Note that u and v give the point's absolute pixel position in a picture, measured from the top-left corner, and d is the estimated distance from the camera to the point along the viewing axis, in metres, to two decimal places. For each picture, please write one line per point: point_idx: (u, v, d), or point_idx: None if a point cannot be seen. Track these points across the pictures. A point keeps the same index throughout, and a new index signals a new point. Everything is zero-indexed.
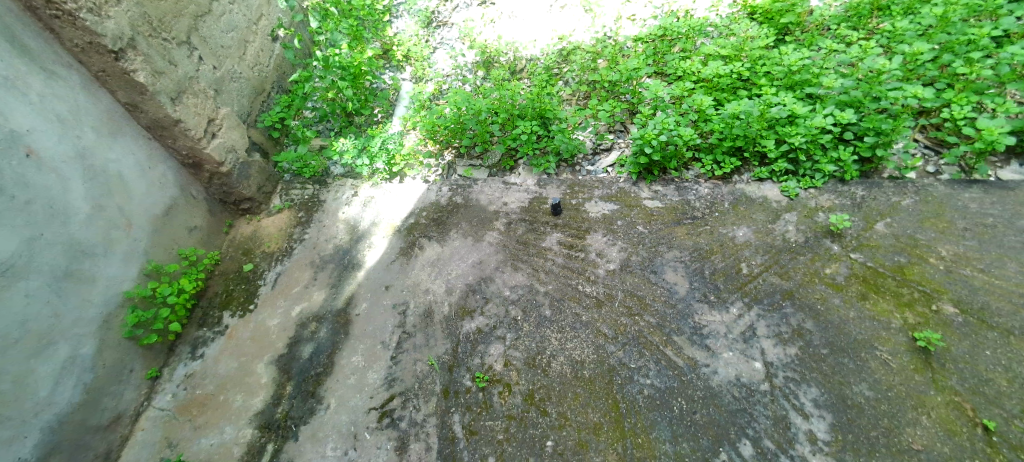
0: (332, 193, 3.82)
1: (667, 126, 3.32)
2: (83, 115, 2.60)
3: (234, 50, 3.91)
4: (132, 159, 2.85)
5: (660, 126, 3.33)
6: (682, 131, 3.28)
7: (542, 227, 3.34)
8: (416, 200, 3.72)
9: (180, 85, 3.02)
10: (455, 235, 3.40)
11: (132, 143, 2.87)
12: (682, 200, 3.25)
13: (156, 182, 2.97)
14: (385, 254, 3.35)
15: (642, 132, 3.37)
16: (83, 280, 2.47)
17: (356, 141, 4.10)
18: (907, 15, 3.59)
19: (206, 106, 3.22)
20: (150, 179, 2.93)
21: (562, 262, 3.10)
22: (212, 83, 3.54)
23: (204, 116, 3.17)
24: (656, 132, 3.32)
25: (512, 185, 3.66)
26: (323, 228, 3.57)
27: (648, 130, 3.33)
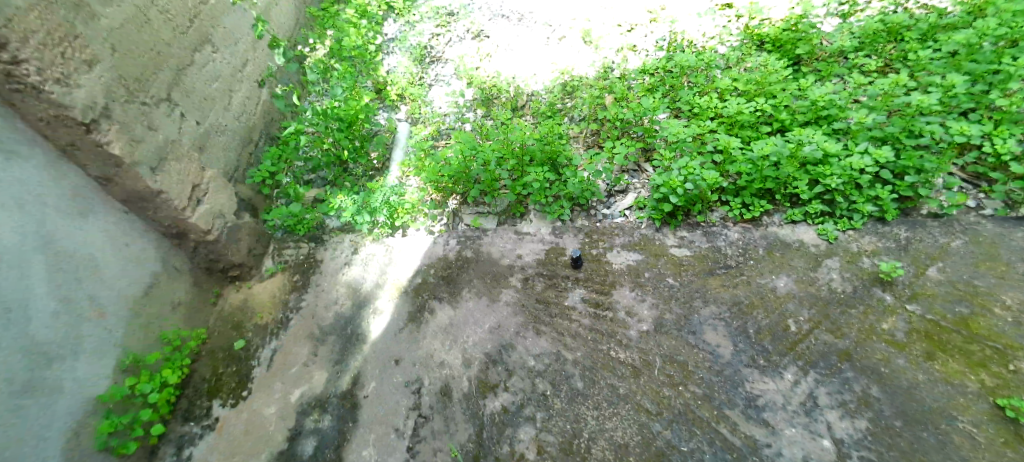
0: (330, 251, 3.56)
1: (692, 170, 3.08)
2: (48, 197, 2.29)
3: (218, 102, 3.63)
4: (106, 237, 2.55)
5: (684, 170, 3.09)
6: (710, 175, 3.03)
7: (562, 281, 3.07)
8: (421, 255, 3.45)
9: (162, 149, 2.74)
10: (468, 294, 3.13)
11: (107, 218, 2.57)
12: (712, 246, 3.02)
13: (136, 260, 2.69)
14: (392, 320, 3.08)
15: (664, 177, 3.14)
16: (47, 388, 2.15)
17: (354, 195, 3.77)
18: (925, 40, 3.48)
19: (190, 170, 2.93)
20: (127, 257, 2.64)
21: (590, 323, 2.82)
22: (197, 141, 3.26)
23: (188, 181, 2.89)
24: (681, 178, 3.07)
25: (526, 235, 3.41)
26: (320, 293, 3.30)
27: (671, 176, 3.10)
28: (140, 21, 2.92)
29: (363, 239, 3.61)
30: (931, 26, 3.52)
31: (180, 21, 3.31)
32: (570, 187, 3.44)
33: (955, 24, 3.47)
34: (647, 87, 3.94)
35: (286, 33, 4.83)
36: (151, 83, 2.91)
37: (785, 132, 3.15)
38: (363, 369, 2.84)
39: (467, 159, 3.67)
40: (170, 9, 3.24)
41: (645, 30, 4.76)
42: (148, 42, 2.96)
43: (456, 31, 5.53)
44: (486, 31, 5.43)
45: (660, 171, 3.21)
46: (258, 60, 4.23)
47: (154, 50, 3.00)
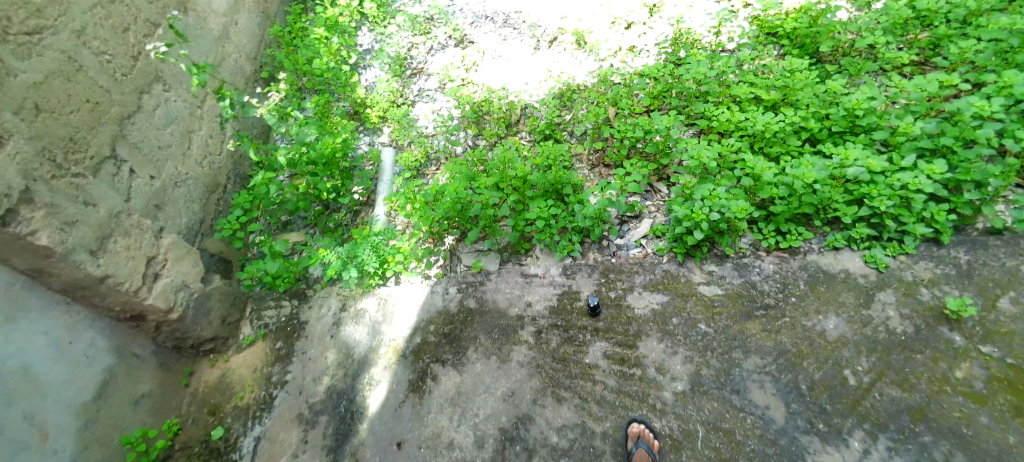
0: (315, 310, 3.17)
1: (719, 199, 2.68)
2: None
3: (176, 150, 3.18)
4: (43, 340, 2.14)
5: (711, 201, 2.70)
6: (741, 204, 2.64)
7: (580, 334, 2.72)
8: (418, 308, 3.08)
9: (103, 226, 2.31)
10: (474, 353, 2.79)
11: (42, 316, 2.15)
12: (746, 281, 2.68)
13: (83, 361, 2.28)
14: (391, 393, 2.75)
15: (686, 208, 2.75)
16: None
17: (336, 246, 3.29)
18: (963, 29, 3.13)
19: (144, 241, 2.52)
20: (70, 360, 2.22)
21: (616, 384, 2.48)
22: (152, 202, 2.83)
23: (140, 256, 2.47)
24: (707, 211, 2.68)
25: (534, 279, 3.03)
26: (308, 362, 2.93)
27: (696, 207, 2.70)
28: (68, 72, 2.47)
29: (353, 294, 3.20)
30: (968, 12, 3.16)
31: (121, 62, 2.83)
32: (581, 223, 3.02)
33: (995, 9, 3.12)
34: (655, 96, 3.52)
35: (251, 57, 4.36)
36: (88, 146, 2.46)
37: (820, 147, 2.78)
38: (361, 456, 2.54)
39: (458, 195, 3.22)
40: (107, 50, 2.77)
41: (643, 29, 4.35)
42: (82, 96, 2.51)
43: (437, 38, 5.04)
44: (470, 38, 4.97)
45: (681, 202, 2.81)
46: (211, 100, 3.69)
47: (89, 103, 2.54)
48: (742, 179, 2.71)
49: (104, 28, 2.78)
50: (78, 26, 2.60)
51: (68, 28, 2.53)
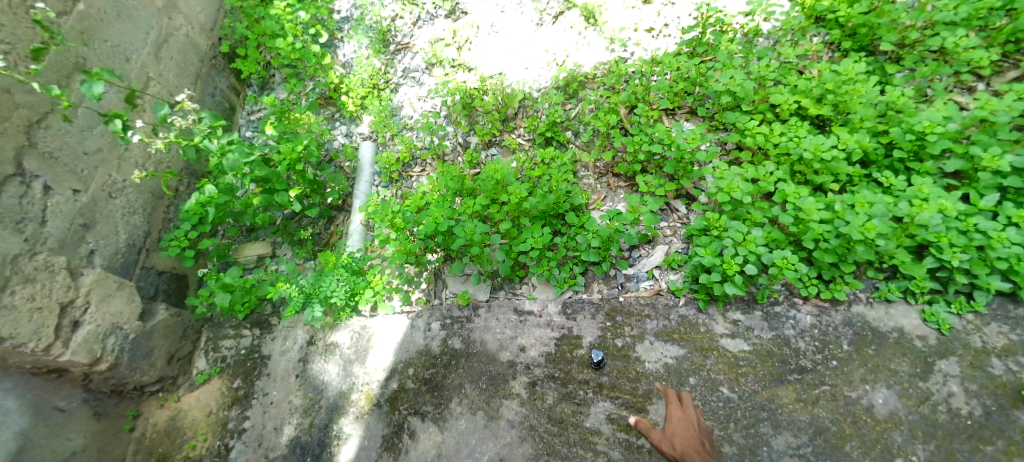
0: (279, 342, 2.76)
1: (755, 245, 2.17)
2: None
3: (109, 154, 2.61)
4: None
5: (744, 246, 2.19)
6: (782, 253, 2.13)
7: (580, 390, 2.36)
8: (396, 346, 2.69)
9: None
10: (458, 406, 2.46)
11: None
12: (779, 335, 2.25)
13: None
14: (363, 451, 2.41)
15: (712, 251, 2.25)
16: None
17: (296, 277, 2.84)
18: None
19: (55, 284, 2.12)
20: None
21: (621, 457, 2.16)
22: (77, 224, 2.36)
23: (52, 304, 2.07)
24: (740, 260, 2.17)
25: (528, 318, 2.64)
26: (269, 408, 2.56)
27: (727, 253, 2.20)
28: None
29: (322, 326, 2.79)
30: None
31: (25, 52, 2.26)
32: (586, 258, 2.56)
33: None
34: (674, 96, 2.89)
35: (206, 30, 3.71)
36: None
37: (879, 178, 2.25)
38: None
39: (438, 219, 2.68)
40: (3, 37, 2.20)
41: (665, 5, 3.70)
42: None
43: (425, 6, 4.31)
44: (463, 7, 4.26)
45: (707, 242, 2.30)
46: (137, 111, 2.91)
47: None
48: (783, 217, 2.18)
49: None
50: None
51: None
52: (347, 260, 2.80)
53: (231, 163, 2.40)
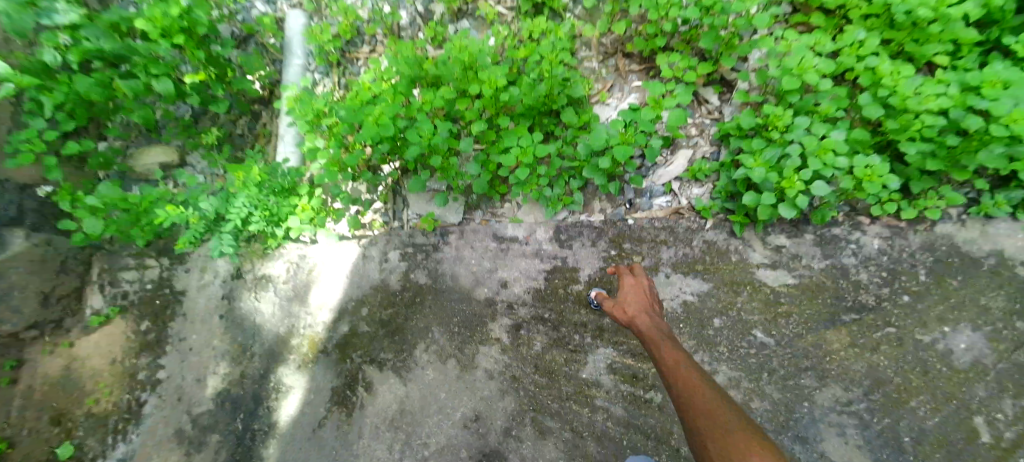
0: (195, 275, 2.17)
1: (833, 154, 1.51)
2: None
3: None
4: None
5: (816, 156, 1.53)
6: (867, 158, 1.50)
7: (575, 335, 1.90)
8: (345, 281, 2.14)
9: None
10: (424, 354, 1.99)
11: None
12: (834, 263, 1.73)
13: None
14: (309, 407, 1.96)
15: (767, 165, 1.59)
16: None
17: (196, 198, 2.09)
18: None
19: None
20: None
21: (624, 414, 1.75)
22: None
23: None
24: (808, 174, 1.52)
25: (509, 246, 2.10)
26: (187, 357, 2.05)
27: (789, 168, 1.53)
28: None
29: (247, 255, 2.18)
30: None
31: None
32: (585, 174, 1.94)
33: None
34: None
35: None
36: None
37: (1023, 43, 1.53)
38: None
39: (378, 114, 1.91)
40: None
41: None
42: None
43: None
44: None
45: (762, 149, 1.62)
46: None
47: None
48: (871, 106, 1.52)
49: None
50: None
51: None
52: (257, 178, 2.02)
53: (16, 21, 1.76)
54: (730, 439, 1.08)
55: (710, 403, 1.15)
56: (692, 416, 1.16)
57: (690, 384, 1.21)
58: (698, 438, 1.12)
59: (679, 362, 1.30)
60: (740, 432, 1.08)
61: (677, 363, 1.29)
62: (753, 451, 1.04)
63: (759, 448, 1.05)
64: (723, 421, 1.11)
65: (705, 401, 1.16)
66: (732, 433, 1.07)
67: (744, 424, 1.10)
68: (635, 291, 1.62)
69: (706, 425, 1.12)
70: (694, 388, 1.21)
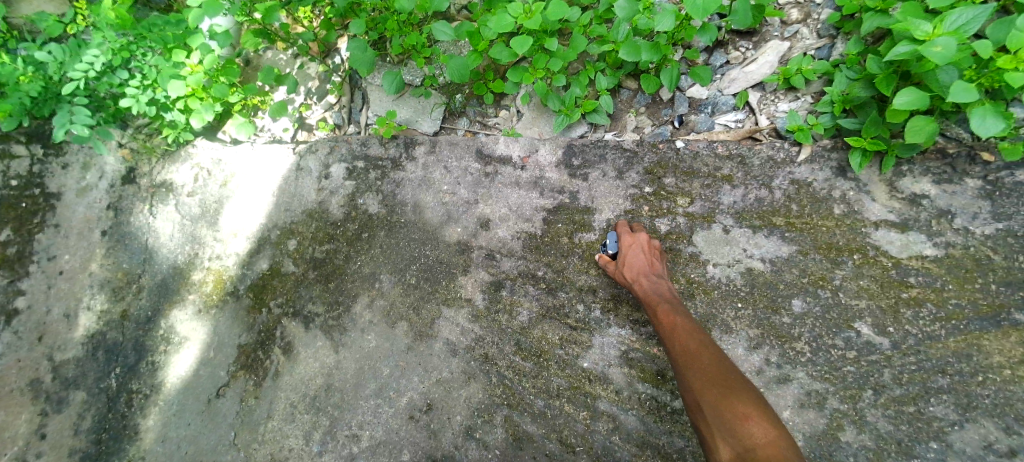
0: (75, 174, 1.53)
1: None
2: None
3: None
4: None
5: None
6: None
7: (580, 303, 1.30)
8: (271, 199, 1.56)
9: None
10: (365, 313, 1.42)
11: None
12: (1012, 230, 1.07)
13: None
14: (205, 369, 1.44)
15: (957, 36, 0.90)
16: None
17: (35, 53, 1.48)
18: None
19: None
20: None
21: (639, 427, 1.17)
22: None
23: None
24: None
25: (497, 170, 1.47)
26: (56, 287, 1.45)
27: (1020, 31, 0.85)
28: None
29: (140, 151, 1.62)
30: None
31: None
32: (625, 56, 1.26)
33: None
34: None
35: None
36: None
37: None
38: None
39: None
40: None
41: None
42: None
43: None
44: None
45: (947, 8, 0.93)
46: None
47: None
48: None
49: None
50: None
51: None
52: (113, 16, 1.42)
53: None
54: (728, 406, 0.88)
55: (708, 365, 0.95)
56: (691, 381, 0.97)
57: (689, 347, 1.01)
58: (695, 404, 0.94)
59: (681, 328, 1.06)
60: (742, 396, 0.88)
61: (676, 324, 1.06)
62: (756, 417, 0.84)
63: (760, 414, 0.85)
64: (723, 383, 0.92)
65: (704, 364, 0.96)
66: (731, 398, 0.88)
67: (749, 389, 0.90)
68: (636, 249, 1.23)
69: (705, 390, 0.92)
70: (694, 351, 1.00)
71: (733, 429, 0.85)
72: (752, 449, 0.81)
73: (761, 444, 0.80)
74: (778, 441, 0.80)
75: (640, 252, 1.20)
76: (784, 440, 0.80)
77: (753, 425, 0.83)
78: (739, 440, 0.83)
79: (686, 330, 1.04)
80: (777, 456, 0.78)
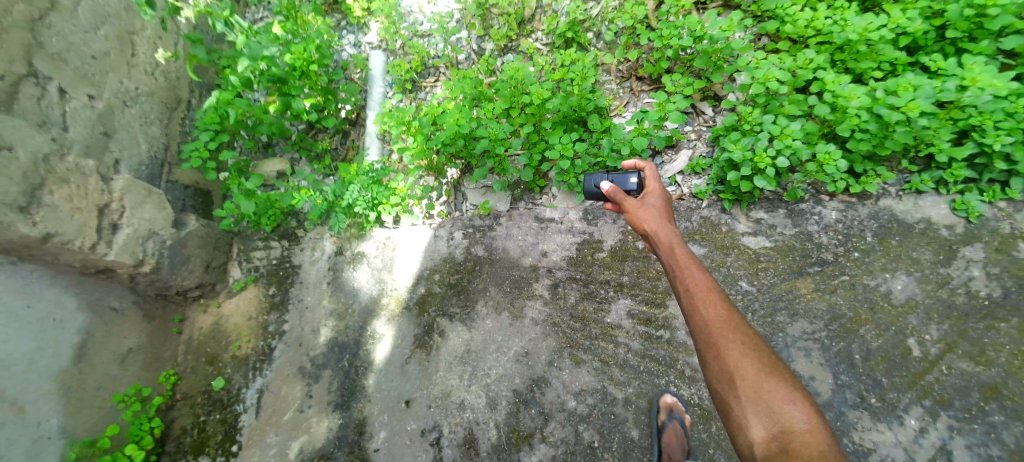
0: (306, 253, 2.88)
1: (790, 138, 2.10)
2: None
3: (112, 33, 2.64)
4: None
5: (776, 139, 2.14)
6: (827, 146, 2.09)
7: (601, 289, 2.45)
8: (421, 255, 2.77)
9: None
10: (483, 308, 2.55)
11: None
12: (801, 231, 2.28)
13: (23, 316, 2.07)
14: (396, 349, 2.56)
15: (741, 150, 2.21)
16: None
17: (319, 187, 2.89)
18: None
19: (17, 164, 1.98)
20: (8, 314, 2.02)
21: (640, 347, 2.28)
22: (44, 135, 2.16)
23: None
24: (773, 152, 2.12)
25: (550, 224, 2.67)
26: (305, 312, 2.73)
27: (758, 149, 2.15)
28: None
29: (347, 237, 2.88)
30: None
31: None
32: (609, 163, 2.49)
33: None
34: None
35: None
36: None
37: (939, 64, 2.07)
38: (369, 414, 2.43)
39: (459, 120, 2.63)
40: None
41: None
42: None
43: None
44: None
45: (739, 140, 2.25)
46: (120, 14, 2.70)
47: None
48: (818, 107, 2.12)
49: None
50: None
51: None
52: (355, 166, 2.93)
53: (252, 50, 2.58)
54: (769, 394, 1.25)
55: (753, 356, 1.30)
56: (731, 364, 1.31)
57: (728, 330, 1.35)
58: (733, 382, 1.29)
59: (718, 310, 1.39)
60: (780, 386, 1.25)
61: (710, 304, 1.40)
62: (793, 405, 1.22)
63: (797, 400, 1.23)
64: (763, 372, 1.28)
65: (747, 353, 1.31)
66: (773, 392, 1.25)
67: (783, 378, 1.27)
68: (658, 211, 1.73)
69: (745, 376, 1.28)
70: (730, 332, 1.35)
71: (774, 415, 1.22)
72: (793, 430, 1.18)
73: (799, 428, 1.18)
74: (812, 425, 1.19)
75: (663, 211, 1.72)
76: (816, 426, 1.19)
77: (795, 414, 1.21)
78: (778, 423, 1.20)
79: (723, 311, 1.37)
80: (812, 437, 1.16)
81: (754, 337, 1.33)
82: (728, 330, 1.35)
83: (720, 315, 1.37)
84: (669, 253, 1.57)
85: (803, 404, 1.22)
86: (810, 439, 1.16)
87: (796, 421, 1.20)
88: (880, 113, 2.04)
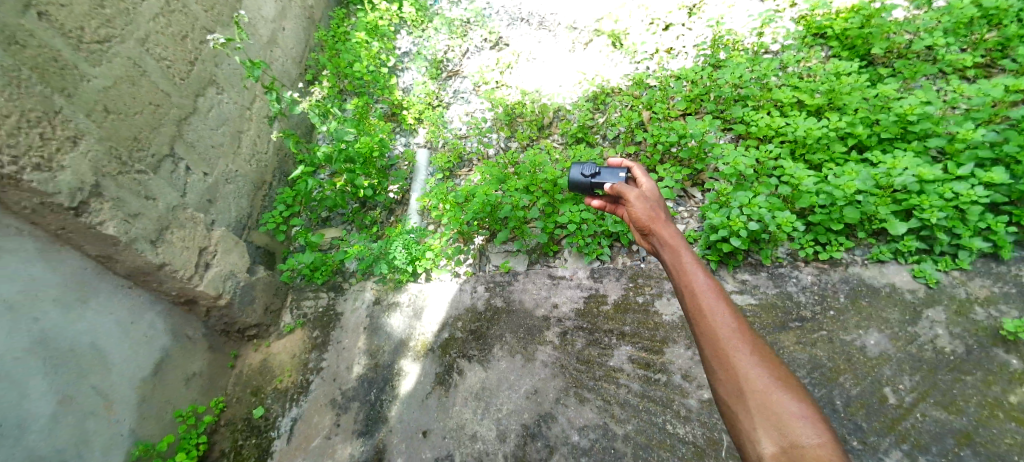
0: (350, 302, 3.31)
1: (758, 207, 2.68)
2: (66, 294, 2.34)
3: (230, 130, 3.53)
4: (56, 308, 2.30)
5: (747, 207, 2.70)
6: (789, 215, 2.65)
7: (605, 337, 2.75)
8: (447, 305, 3.16)
9: (96, 166, 2.41)
10: (499, 352, 2.84)
11: (41, 264, 2.27)
12: (782, 292, 2.62)
13: (132, 331, 2.60)
14: (419, 385, 2.83)
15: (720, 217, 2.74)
16: None
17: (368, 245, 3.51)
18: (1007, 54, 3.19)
19: (156, 211, 2.69)
20: (120, 330, 2.54)
21: (640, 389, 2.50)
22: (176, 194, 2.89)
23: (141, 220, 2.57)
24: (744, 219, 2.66)
25: (561, 280, 3.08)
26: (342, 351, 3.09)
27: (735, 215, 2.69)
28: (134, 77, 2.79)
29: (385, 288, 3.32)
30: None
31: (154, 80, 2.92)
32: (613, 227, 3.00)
33: None
34: (692, 96, 3.52)
35: (296, 61, 4.63)
36: (106, 123, 2.54)
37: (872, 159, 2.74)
38: (388, 443, 2.64)
39: (488, 197, 3.27)
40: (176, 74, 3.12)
41: (681, 31, 4.29)
42: (59, 26, 2.38)
43: (472, 41, 5.08)
44: (506, 40, 5.00)
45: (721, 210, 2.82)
46: (235, 118, 3.61)
47: (66, 61, 2.38)
48: (779, 188, 2.75)
49: (163, 60, 3.03)
50: (143, 35, 2.90)
51: (134, 37, 2.84)
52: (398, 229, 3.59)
53: (336, 133, 3.47)
54: (777, 408, 1.40)
55: (764, 376, 1.46)
56: (743, 381, 1.47)
57: (739, 350, 1.52)
58: (745, 398, 1.45)
59: (729, 331, 1.56)
60: (791, 405, 1.40)
61: (721, 323, 1.57)
62: (802, 423, 1.37)
63: (805, 416, 1.37)
64: (773, 390, 1.44)
65: (758, 373, 1.47)
66: (784, 411, 1.39)
67: (791, 398, 1.42)
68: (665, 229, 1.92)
69: (757, 393, 1.44)
70: (740, 352, 1.51)
71: (784, 430, 1.37)
72: (801, 444, 1.33)
73: (808, 444, 1.33)
74: (817, 442, 1.33)
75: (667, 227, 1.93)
76: (822, 443, 1.33)
77: (805, 432, 1.35)
78: (788, 438, 1.35)
79: (734, 332, 1.55)
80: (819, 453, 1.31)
81: (763, 356, 1.50)
82: (739, 348, 1.52)
83: (732, 336, 1.54)
84: (679, 271, 1.75)
85: (811, 422, 1.37)
86: (817, 454, 1.30)
87: (804, 436, 1.34)
88: (829, 192, 2.66)
